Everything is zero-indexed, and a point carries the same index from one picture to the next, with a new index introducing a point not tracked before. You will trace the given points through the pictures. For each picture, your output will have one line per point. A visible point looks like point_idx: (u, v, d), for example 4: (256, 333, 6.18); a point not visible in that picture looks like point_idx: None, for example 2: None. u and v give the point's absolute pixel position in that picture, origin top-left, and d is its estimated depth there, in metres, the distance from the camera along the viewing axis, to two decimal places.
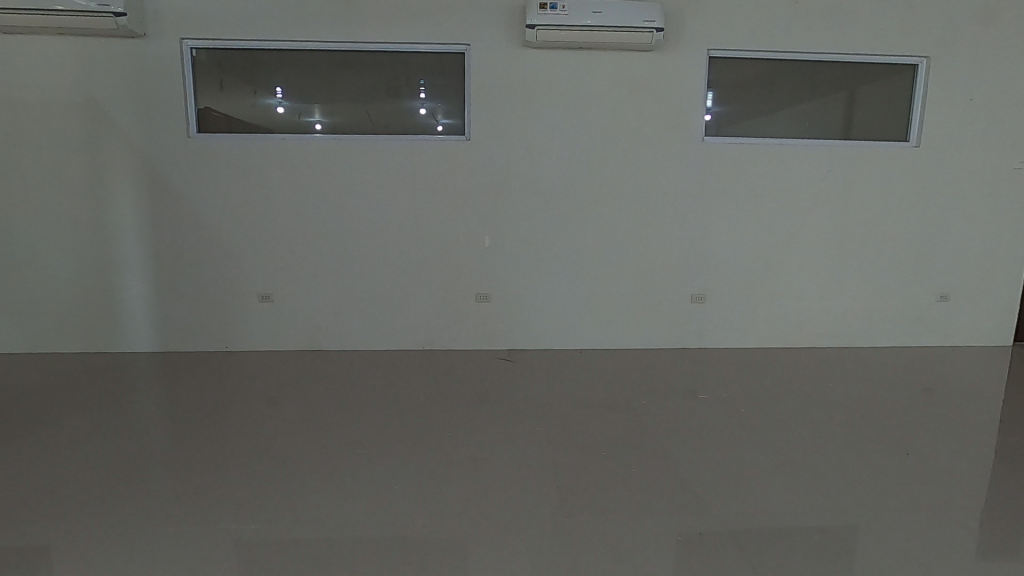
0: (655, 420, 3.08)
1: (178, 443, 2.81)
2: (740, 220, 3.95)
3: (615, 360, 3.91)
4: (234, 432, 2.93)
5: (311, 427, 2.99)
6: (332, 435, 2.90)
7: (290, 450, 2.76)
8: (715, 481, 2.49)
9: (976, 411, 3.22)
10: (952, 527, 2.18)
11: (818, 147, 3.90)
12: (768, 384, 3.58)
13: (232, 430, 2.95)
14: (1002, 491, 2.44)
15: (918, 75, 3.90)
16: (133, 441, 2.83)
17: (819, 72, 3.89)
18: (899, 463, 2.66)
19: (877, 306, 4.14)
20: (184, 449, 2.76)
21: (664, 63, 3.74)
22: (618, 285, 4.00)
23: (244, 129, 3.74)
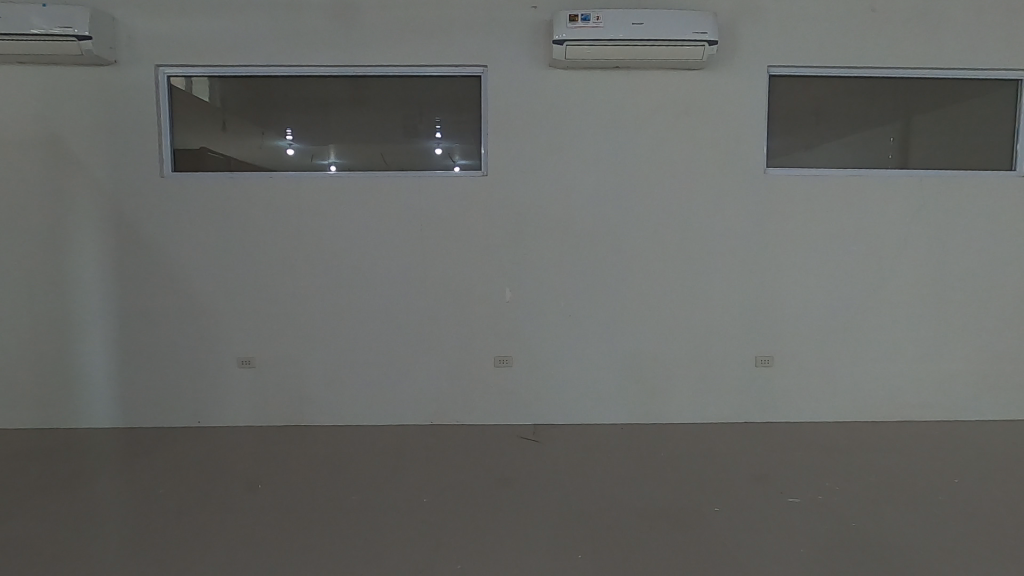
0: (732, 515, 2.33)
1: (104, 543, 2.16)
2: (812, 266, 3.28)
3: (664, 437, 3.18)
4: (179, 528, 2.27)
5: (280, 521, 2.32)
6: (305, 533, 2.23)
7: (247, 554, 2.09)
8: None
9: None
10: None
11: (905, 179, 3.25)
12: (870, 467, 2.79)
13: (178, 526, 2.29)
14: None
15: (1022, 92, 3.28)
16: (49, 540, 2.19)
17: (899, 91, 3.30)
18: None
19: (986, 369, 3.37)
20: (109, 551, 2.11)
21: (716, 82, 3.17)
22: (664, 345, 3.33)
23: (242, 169, 3.24)
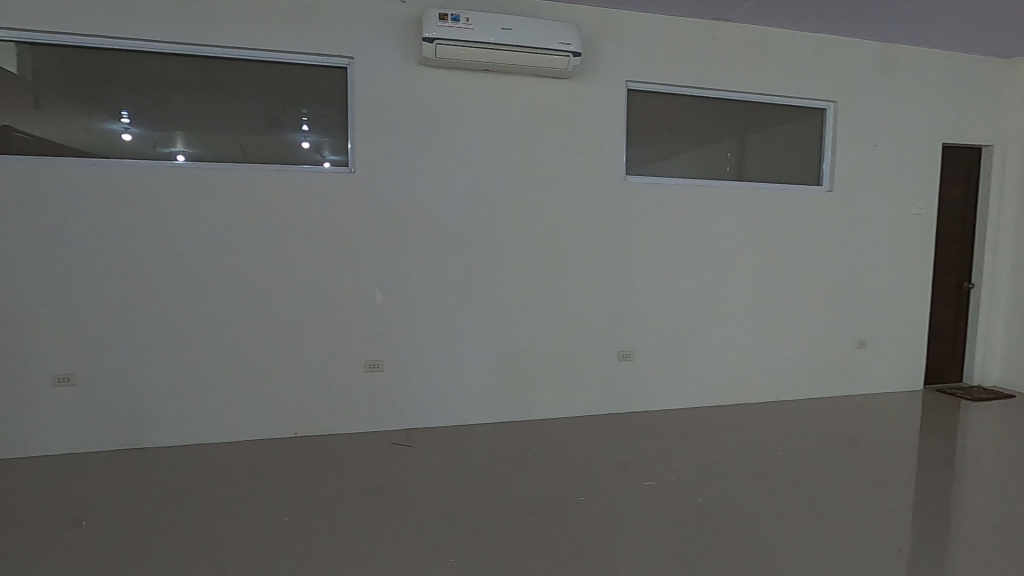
0: (596, 504, 2.47)
1: None
2: (666, 267, 3.58)
3: (536, 433, 3.28)
4: None
5: (107, 558, 2.02)
6: (139, 569, 1.96)
7: None
8: None
9: (915, 463, 3.00)
10: None
11: (740, 190, 3.68)
12: (714, 447, 3.11)
13: None
14: (980, 559, 2.12)
15: (827, 119, 3.87)
16: None
17: (735, 112, 3.73)
18: (870, 536, 2.27)
19: (803, 356, 3.93)
20: None
21: (581, 92, 3.34)
22: (536, 343, 3.43)
23: (60, 153, 2.77)
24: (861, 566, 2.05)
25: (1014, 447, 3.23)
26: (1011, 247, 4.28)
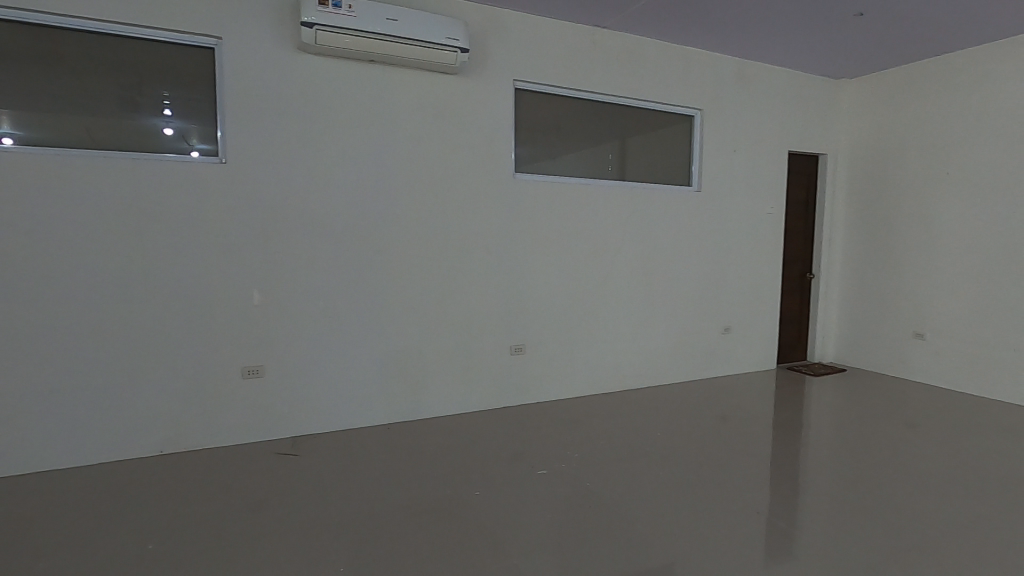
0: (491, 497, 2.50)
1: None
2: (555, 262, 3.71)
3: (431, 431, 3.25)
4: None
5: None
6: None
7: None
8: (564, 566, 2.01)
9: (769, 433, 3.39)
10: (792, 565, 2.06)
11: (621, 189, 3.91)
12: (601, 433, 3.29)
13: None
14: (818, 514, 2.45)
15: (695, 125, 4.22)
16: None
17: (615, 115, 3.95)
18: (733, 503, 2.53)
19: (678, 342, 4.27)
20: None
21: (470, 89, 3.35)
22: (429, 340, 3.40)
23: None
24: (726, 531, 2.29)
25: (845, 414, 3.77)
26: (842, 242, 4.97)
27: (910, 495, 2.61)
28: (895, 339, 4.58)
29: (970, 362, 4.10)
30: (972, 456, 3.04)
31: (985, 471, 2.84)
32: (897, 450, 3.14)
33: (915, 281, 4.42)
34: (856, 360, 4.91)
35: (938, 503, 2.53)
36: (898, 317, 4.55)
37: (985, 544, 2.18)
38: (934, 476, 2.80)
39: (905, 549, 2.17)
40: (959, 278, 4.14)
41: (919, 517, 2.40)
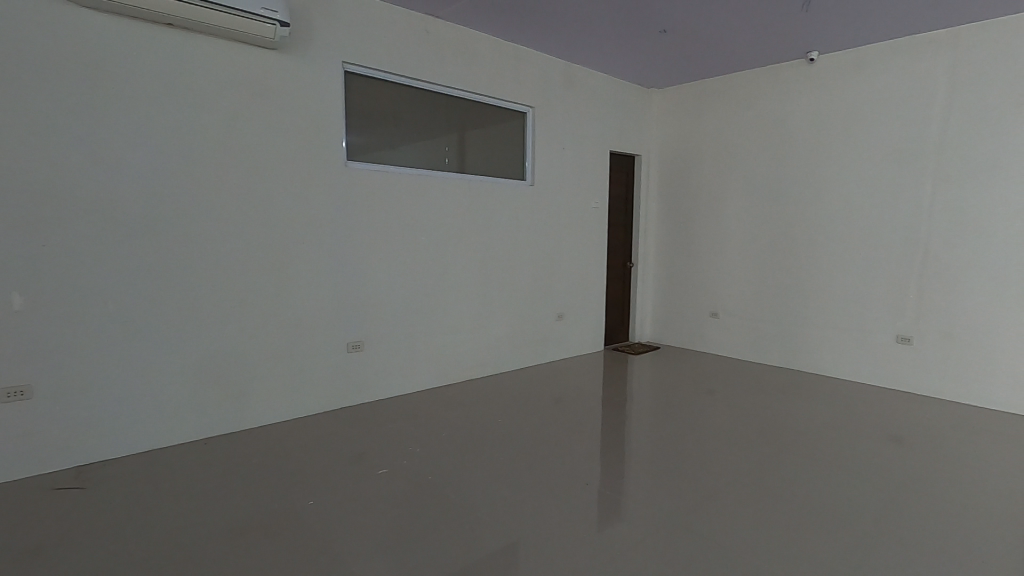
0: (329, 504, 2.37)
1: None
2: (393, 255, 3.63)
3: (256, 442, 2.97)
4: None
5: None
6: None
7: None
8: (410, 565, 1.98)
9: (596, 410, 3.72)
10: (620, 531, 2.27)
11: (457, 181, 3.94)
12: (444, 425, 3.30)
13: None
14: (639, 478, 2.75)
15: (527, 122, 4.41)
16: None
17: (450, 107, 3.94)
18: (568, 479, 2.71)
19: (515, 330, 4.45)
20: None
21: (291, 67, 3.09)
22: (254, 342, 3.09)
23: None
24: (563, 507, 2.44)
25: (659, 387, 4.26)
26: (654, 235, 5.59)
27: (708, 454, 3.04)
28: (696, 319, 5.30)
29: (750, 335, 4.90)
30: (751, 414, 3.64)
31: (761, 426, 3.42)
32: (697, 415, 3.64)
33: (710, 269, 5.15)
34: (667, 339, 5.57)
35: (728, 457, 2.98)
36: (698, 300, 5.27)
37: (764, 489, 2.62)
38: (725, 435, 3.30)
39: (704, 501, 2.52)
40: (739, 266, 4.92)
41: (714, 472, 2.81)
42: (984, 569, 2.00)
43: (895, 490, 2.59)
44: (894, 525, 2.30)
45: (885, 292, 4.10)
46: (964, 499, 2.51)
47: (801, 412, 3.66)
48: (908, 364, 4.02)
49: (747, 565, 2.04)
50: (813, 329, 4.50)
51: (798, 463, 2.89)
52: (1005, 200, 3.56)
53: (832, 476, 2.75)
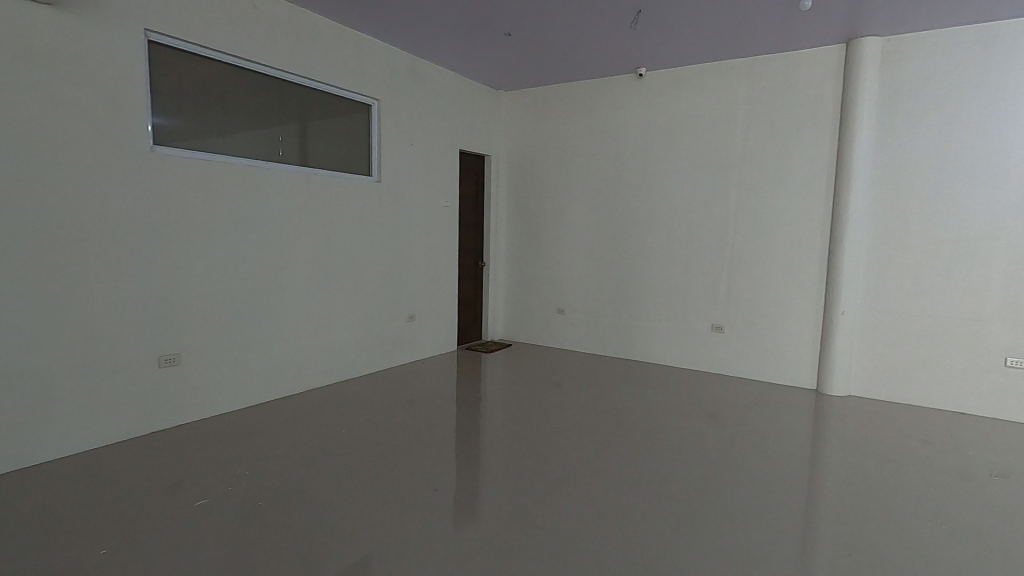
0: (129, 549, 2.03)
1: None
2: (214, 255, 3.26)
3: (33, 483, 2.46)
4: None
5: None
6: None
7: None
8: None
9: (446, 410, 3.69)
10: (469, 531, 2.25)
11: (291, 174, 3.64)
12: (280, 441, 3.02)
13: None
14: (488, 476, 2.76)
15: (373, 115, 4.21)
16: None
17: (284, 92, 3.61)
18: (417, 484, 2.63)
19: (363, 333, 4.25)
20: None
21: (73, 31, 2.61)
22: (27, 359, 2.57)
23: None
24: (411, 514, 2.36)
25: (510, 383, 4.34)
26: (505, 234, 5.70)
27: (554, 447, 3.14)
28: (544, 315, 5.51)
29: (593, 329, 5.21)
30: (593, 403, 3.88)
31: (602, 415, 3.64)
32: (545, 408, 3.77)
33: (556, 267, 5.38)
34: (518, 336, 5.72)
35: (573, 448, 3.12)
36: (545, 297, 5.48)
37: (603, 475, 2.79)
38: (570, 426, 3.45)
39: (550, 494, 2.59)
40: (581, 264, 5.23)
41: (559, 462, 2.93)
42: (781, 526, 2.32)
43: (711, 463, 2.91)
44: (710, 496, 2.57)
45: (700, 287, 4.63)
46: (763, 465, 2.90)
47: (634, 398, 3.99)
48: (721, 349, 4.58)
49: (586, 549, 2.14)
50: (645, 321, 4.92)
51: (633, 447, 3.12)
52: (789, 207, 4.21)
53: (660, 455, 3.02)
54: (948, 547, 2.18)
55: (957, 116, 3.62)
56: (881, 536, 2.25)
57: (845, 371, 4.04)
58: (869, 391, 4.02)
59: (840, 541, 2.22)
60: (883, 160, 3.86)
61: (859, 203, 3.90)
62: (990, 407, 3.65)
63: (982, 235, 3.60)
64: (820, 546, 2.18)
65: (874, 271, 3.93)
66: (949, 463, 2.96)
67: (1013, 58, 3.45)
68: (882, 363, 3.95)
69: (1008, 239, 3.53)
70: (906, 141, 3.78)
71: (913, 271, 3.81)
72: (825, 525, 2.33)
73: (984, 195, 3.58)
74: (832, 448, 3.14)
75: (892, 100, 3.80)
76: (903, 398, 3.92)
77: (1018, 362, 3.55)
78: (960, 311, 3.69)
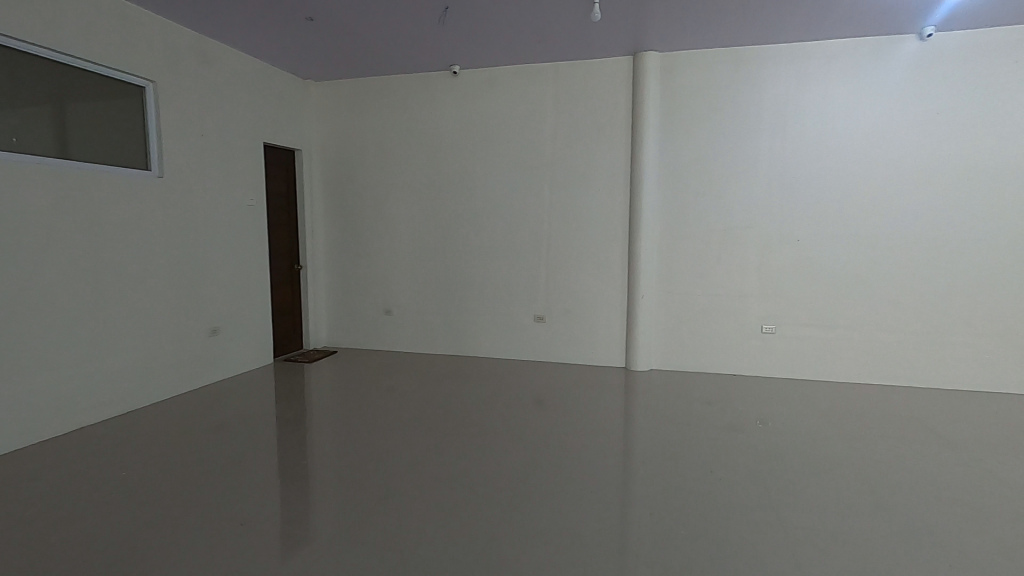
0: None
1: None
2: None
3: None
4: None
5: None
6: None
7: None
8: None
9: (260, 432, 3.32)
10: (287, 565, 2.03)
11: (34, 167, 2.95)
12: (34, 500, 2.44)
13: None
14: (310, 498, 2.53)
15: (148, 99, 3.60)
16: None
17: (16, 65, 2.89)
18: (224, 522, 2.31)
19: (149, 355, 3.64)
20: None
21: None
22: None
23: None
24: (215, 558, 2.06)
25: (334, 393, 4.07)
26: (322, 234, 5.34)
27: (382, 455, 3.01)
28: (370, 317, 5.29)
29: (422, 329, 5.14)
30: (423, 403, 3.81)
31: (431, 415, 3.59)
32: (372, 415, 3.60)
33: (380, 267, 5.20)
34: (343, 341, 5.41)
35: (402, 453, 3.02)
36: (371, 298, 5.27)
37: (434, 476, 2.74)
38: (399, 430, 3.34)
39: (378, 505, 2.47)
40: (406, 263, 5.11)
41: (389, 471, 2.81)
42: (600, 500, 2.51)
43: (536, 449, 3.05)
44: (537, 481, 2.68)
45: (522, 280, 4.83)
46: (582, 444, 3.12)
47: (464, 393, 4.01)
48: (543, 338, 4.84)
49: (419, 559, 2.07)
50: (472, 317, 4.99)
51: (463, 443, 3.13)
52: (594, 203, 4.59)
53: (490, 448, 3.07)
54: (727, 492, 2.56)
55: (721, 126, 4.26)
56: (678, 492, 2.57)
57: (647, 348, 4.54)
58: (666, 364, 4.58)
59: (647, 503, 2.47)
60: (667, 161, 4.39)
61: (650, 199, 4.40)
62: (752, 367, 4.40)
63: (741, 225, 4.30)
64: (632, 511, 2.40)
65: (664, 259, 4.47)
66: (725, 418, 3.50)
67: (755, 78, 4.16)
68: (674, 338, 4.53)
69: (759, 228, 4.27)
70: (683, 145, 4.35)
71: (695, 257, 4.41)
72: (635, 492, 2.58)
73: (741, 192, 4.27)
74: (638, 420, 3.50)
75: (671, 109, 4.35)
76: (691, 367, 4.53)
77: (770, 328, 4.32)
78: (728, 289, 4.37)
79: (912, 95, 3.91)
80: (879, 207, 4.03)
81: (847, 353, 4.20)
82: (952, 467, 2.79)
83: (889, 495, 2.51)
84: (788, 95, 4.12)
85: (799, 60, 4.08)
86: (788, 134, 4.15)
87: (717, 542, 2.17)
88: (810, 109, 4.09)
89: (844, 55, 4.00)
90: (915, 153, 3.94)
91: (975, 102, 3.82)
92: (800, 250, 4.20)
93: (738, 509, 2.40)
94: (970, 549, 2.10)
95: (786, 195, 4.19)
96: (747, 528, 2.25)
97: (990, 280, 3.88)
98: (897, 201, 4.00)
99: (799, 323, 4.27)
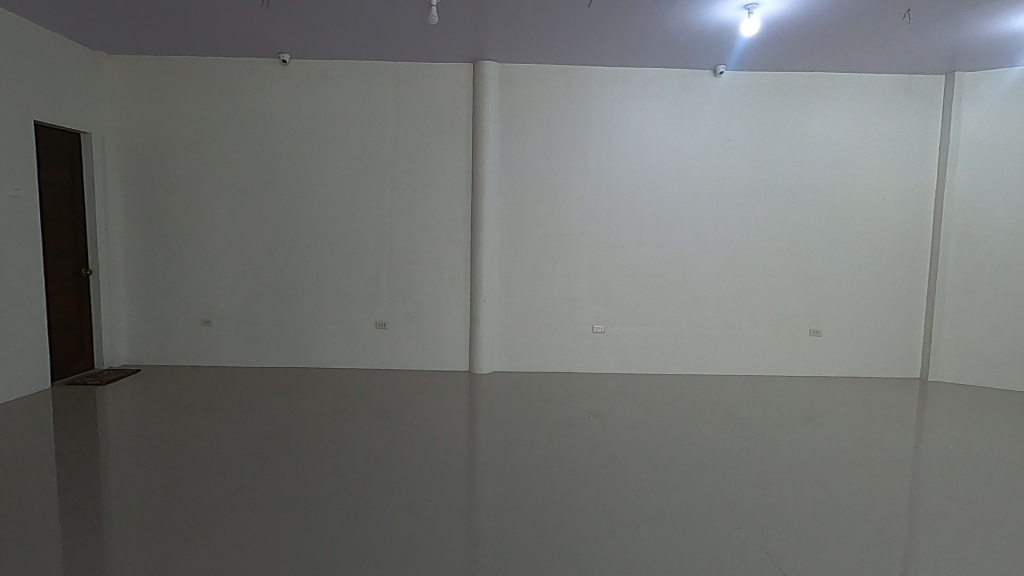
0: None
1: None
2: None
3: None
4: None
5: None
6: None
7: None
8: None
9: (29, 472, 2.72)
10: None
11: None
12: None
13: None
14: (96, 545, 2.12)
15: None
16: None
17: None
18: None
19: None
20: None
21: None
22: None
23: None
24: None
25: (135, 418, 3.49)
26: (121, 233, 4.57)
27: (195, 484, 2.64)
28: (185, 329, 4.65)
29: (248, 340, 4.66)
30: (248, 423, 3.44)
31: (257, 435, 3.25)
32: (183, 440, 3.15)
33: (197, 272, 4.60)
34: (149, 357, 4.68)
35: (221, 480, 2.68)
36: (184, 307, 4.63)
37: (259, 503, 2.48)
38: (218, 455, 2.96)
39: (187, 544, 2.15)
40: (229, 267, 4.59)
41: (204, 502, 2.48)
42: (443, 507, 2.48)
43: (378, 463, 2.92)
44: (378, 496, 2.56)
45: (363, 286, 4.62)
46: (424, 452, 3.06)
47: (298, 408, 3.71)
48: (387, 345, 4.68)
49: None
50: (308, 325, 4.65)
51: (295, 463, 2.88)
52: (437, 208, 4.56)
53: (327, 465, 2.87)
54: (565, 487, 2.69)
55: (555, 138, 4.51)
56: (520, 492, 2.64)
57: (490, 350, 4.63)
58: (508, 365, 4.71)
59: (490, 506, 2.49)
60: (507, 169, 4.53)
61: (491, 204, 4.50)
62: (586, 364, 4.72)
63: (574, 232, 4.59)
64: (478, 516, 2.41)
65: (506, 263, 4.60)
66: (562, 415, 3.70)
67: (585, 96, 4.49)
68: (516, 340, 4.68)
69: (590, 235, 4.60)
70: (521, 154, 4.52)
71: (534, 261, 4.60)
72: (479, 496, 2.59)
73: (574, 201, 4.57)
74: (482, 423, 3.53)
75: (510, 119, 4.49)
76: (532, 367, 4.72)
77: (600, 328, 4.68)
78: (564, 292, 4.64)
79: (711, 123, 4.53)
80: (687, 219, 4.60)
81: (663, 348, 4.71)
82: (742, 443, 3.27)
83: (697, 473, 2.85)
84: (613, 114, 4.50)
85: (622, 83, 4.48)
86: (614, 149, 4.54)
87: (556, 536, 2.26)
88: (631, 128, 4.52)
89: (658, 83, 4.49)
90: (716, 174, 4.56)
91: (755, 132, 4.54)
92: (624, 255, 4.62)
93: (575, 502, 2.54)
94: (755, 512, 2.47)
95: (612, 205, 4.58)
96: (582, 519, 2.39)
97: (768, 282, 4.65)
98: (700, 213, 4.59)
99: (624, 322, 4.68)
